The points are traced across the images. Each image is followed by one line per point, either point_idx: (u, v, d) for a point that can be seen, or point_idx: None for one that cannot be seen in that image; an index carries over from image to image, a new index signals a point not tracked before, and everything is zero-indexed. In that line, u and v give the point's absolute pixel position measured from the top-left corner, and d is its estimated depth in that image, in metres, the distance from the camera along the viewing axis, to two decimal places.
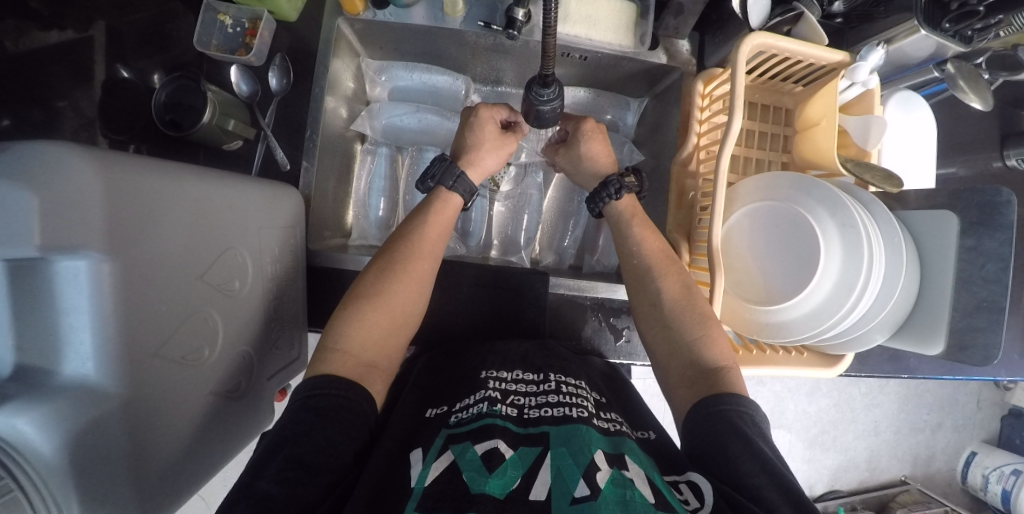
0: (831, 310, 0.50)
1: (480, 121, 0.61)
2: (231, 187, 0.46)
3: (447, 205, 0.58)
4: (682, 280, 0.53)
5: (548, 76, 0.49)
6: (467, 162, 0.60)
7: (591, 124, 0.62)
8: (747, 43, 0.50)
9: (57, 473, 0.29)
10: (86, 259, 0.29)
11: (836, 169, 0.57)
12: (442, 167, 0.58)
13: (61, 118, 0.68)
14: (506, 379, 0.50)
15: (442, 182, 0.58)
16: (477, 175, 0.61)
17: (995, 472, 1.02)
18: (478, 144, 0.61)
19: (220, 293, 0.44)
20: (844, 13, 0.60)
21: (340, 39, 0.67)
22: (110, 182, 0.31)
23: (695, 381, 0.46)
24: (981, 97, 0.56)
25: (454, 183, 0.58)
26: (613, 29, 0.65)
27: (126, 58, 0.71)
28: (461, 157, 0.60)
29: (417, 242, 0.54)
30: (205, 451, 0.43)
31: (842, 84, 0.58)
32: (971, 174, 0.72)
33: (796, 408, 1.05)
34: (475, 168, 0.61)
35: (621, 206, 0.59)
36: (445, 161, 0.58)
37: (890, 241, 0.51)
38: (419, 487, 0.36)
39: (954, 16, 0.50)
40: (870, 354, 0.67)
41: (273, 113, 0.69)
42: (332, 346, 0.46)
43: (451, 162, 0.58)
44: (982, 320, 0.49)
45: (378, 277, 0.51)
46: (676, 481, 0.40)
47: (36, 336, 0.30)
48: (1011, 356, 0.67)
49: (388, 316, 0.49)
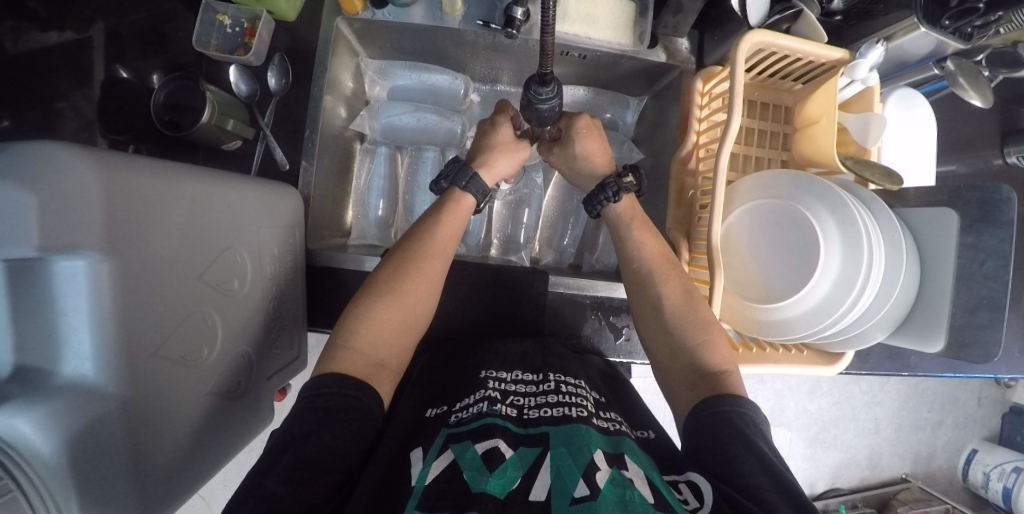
0: (831, 309, 0.50)
1: (495, 123, 0.62)
2: (231, 187, 0.46)
3: (460, 205, 0.58)
4: (682, 286, 0.53)
5: (547, 75, 0.49)
6: (480, 163, 0.60)
7: (586, 121, 0.61)
8: (747, 42, 0.50)
9: (57, 473, 0.29)
10: (85, 258, 0.29)
11: (835, 166, 0.57)
12: (455, 168, 0.58)
13: (60, 119, 0.68)
14: (506, 379, 0.50)
15: (456, 182, 0.58)
16: (489, 176, 0.61)
17: (996, 470, 1.02)
18: (493, 145, 0.61)
19: (219, 292, 0.44)
20: (843, 10, 0.60)
21: (339, 38, 0.67)
22: (110, 183, 0.31)
23: (696, 384, 0.46)
24: (980, 94, 0.56)
25: (467, 183, 0.58)
26: (612, 28, 0.65)
27: (124, 58, 0.71)
28: (475, 159, 0.60)
29: (429, 241, 0.54)
30: (205, 451, 0.43)
31: (841, 82, 0.58)
32: (971, 171, 0.72)
33: (796, 406, 1.05)
34: (490, 170, 0.61)
35: (620, 209, 0.59)
36: (459, 162, 0.59)
37: (891, 240, 0.51)
38: (419, 486, 0.36)
39: (954, 13, 0.50)
40: (870, 351, 0.67)
41: (272, 113, 0.69)
42: (343, 342, 0.46)
43: (463, 163, 0.58)
44: (983, 318, 0.49)
45: (391, 274, 0.51)
46: (675, 481, 0.40)
47: (35, 335, 0.29)
48: (1011, 354, 0.67)
49: (401, 314, 0.49)
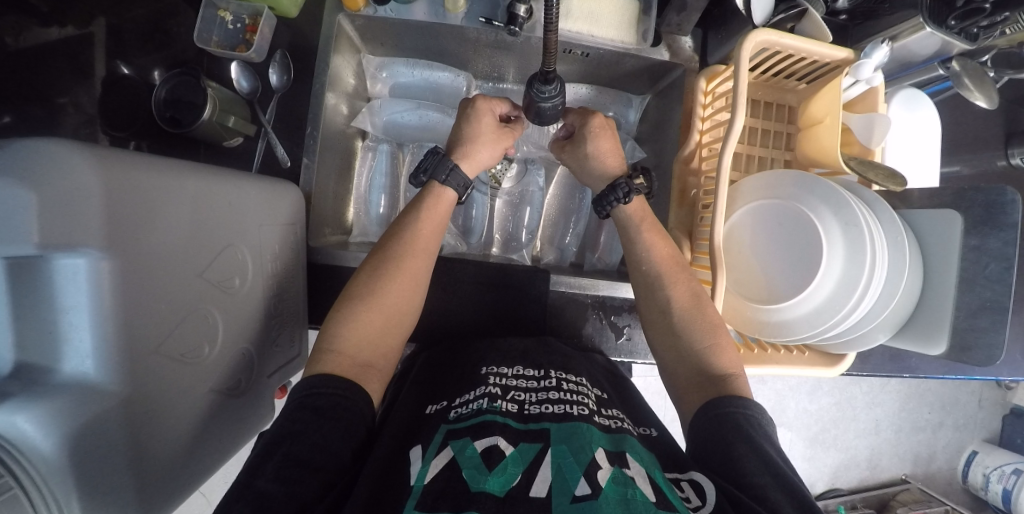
0: (833, 310, 0.49)
1: (478, 113, 0.59)
2: (232, 184, 0.46)
3: (440, 200, 0.57)
4: (691, 289, 0.53)
5: (550, 72, 0.48)
6: (458, 154, 0.59)
7: (601, 121, 0.61)
8: (751, 40, 0.50)
9: (57, 471, 0.29)
10: (85, 256, 0.29)
11: (840, 167, 0.56)
12: (435, 161, 0.58)
13: (62, 115, 0.67)
14: (506, 375, 0.50)
15: (434, 176, 0.57)
16: (471, 167, 0.60)
17: (996, 471, 1.02)
18: (474, 136, 0.59)
19: (220, 290, 0.44)
20: (848, 10, 0.59)
21: (340, 35, 0.66)
22: (109, 180, 0.31)
23: (702, 386, 0.46)
24: (986, 95, 0.56)
25: (448, 176, 0.57)
26: (615, 26, 0.65)
27: (126, 54, 0.70)
28: (455, 150, 0.59)
29: (411, 239, 0.54)
30: (207, 447, 0.43)
31: (845, 81, 0.58)
32: (973, 173, 0.72)
33: (797, 406, 1.05)
34: (470, 161, 0.59)
35: (631, 210, 0.59)
36: (439, 154, 0.58)
37: (895, 241, 0.50)
38: (419, 484, 0.35)
39: (960, 13, 0.50)
40: (871, 353, 0.67)
41: (274, 110, 0.69)
42: (328, 347, 0.45)
43: (444, 155, 0.58)
44: (985, 321, 0.48)
45: (372, 275, 0.51)
46: (677, 479, 0.39)
47: (36, 333, 0.29)
48: (1014, 356, 0.67)
49: (384, 315, 0.49)
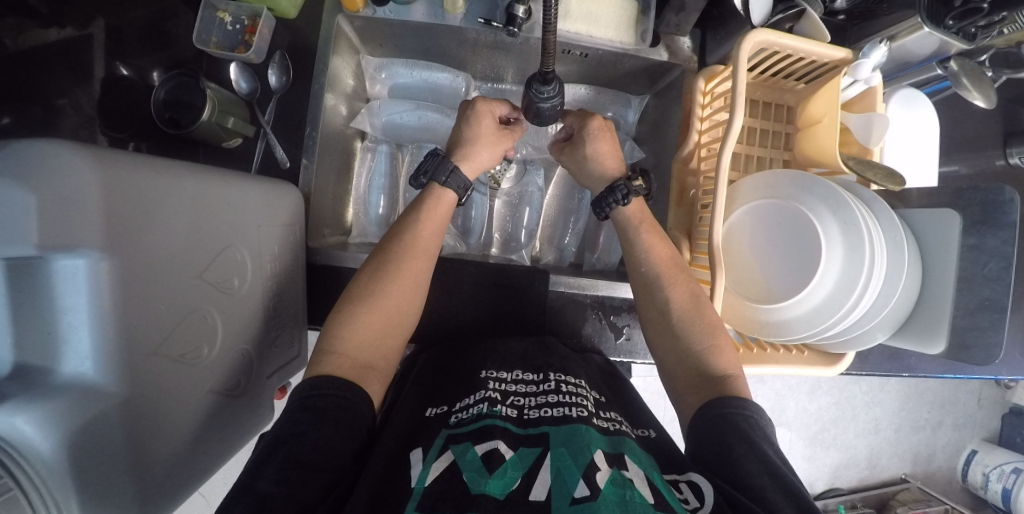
0: (832, 310, 0.49)
1: (477, 114, 0.59)
2: (232, 185, 0.46)
3: (439, 201, 0.57)
4: (690, 289, 0.53)
5: (548, 73, 0.48)
6: (458, 156, 0.59)
7: (599, 123, 0.61)
8: (748, 41, 0.50)
9: (56, 472, 0.29)
10: (84, 257, 0.29)
11: (838, 166, 0.56)
12: (435, 163, 0.58)
13: (61, 116, 0.67)
14: (506, 379, 0.50)
15: (434, 177, 0.57)
16: (471, 169, 0.60)
17: (995, 470, 1.02)
18: (473, 138, 0.59)
19: (219, 291, 0.44)
20: (847, 10, 0.59)
21: (339, 36, 0.67)
22: (109, 181, 0.31)
23: (701, 387, 0.46)
24: (985, 94, 0.56)
25: (448, 178, 0.57)
26: (614, 26, 0.65)
27: (125, 56, 0.71)
28: (455, 151, 0.59)
29: (411, 241, 0.54)
30: (206, 448, 0.43)
31: (844, 81, 0.58)
32: (972, 172, 0.72)
33: (796, 406, 1.05)
34: (469, 162, 0.59)
35: (629, 212, 0.59)
36: (439, 156, 0.58)
37: (893, 242, 0.50)
38: (419, 487, 0.35)
39: (957, 13, 0.50)
40: (870, 352, 0.67)
41: (273, 111, 0.69)
42: (328, 348, 0.46)
43: (443, 156, 0.58)
44: (983, 320, 0.48)
45: (372, 277, 0.51)
46: (675, 480, 0.39)
47: (36, 334, 0.29)
48: (1013, 354, 0.67)
49: (384, 317, 0.49)
